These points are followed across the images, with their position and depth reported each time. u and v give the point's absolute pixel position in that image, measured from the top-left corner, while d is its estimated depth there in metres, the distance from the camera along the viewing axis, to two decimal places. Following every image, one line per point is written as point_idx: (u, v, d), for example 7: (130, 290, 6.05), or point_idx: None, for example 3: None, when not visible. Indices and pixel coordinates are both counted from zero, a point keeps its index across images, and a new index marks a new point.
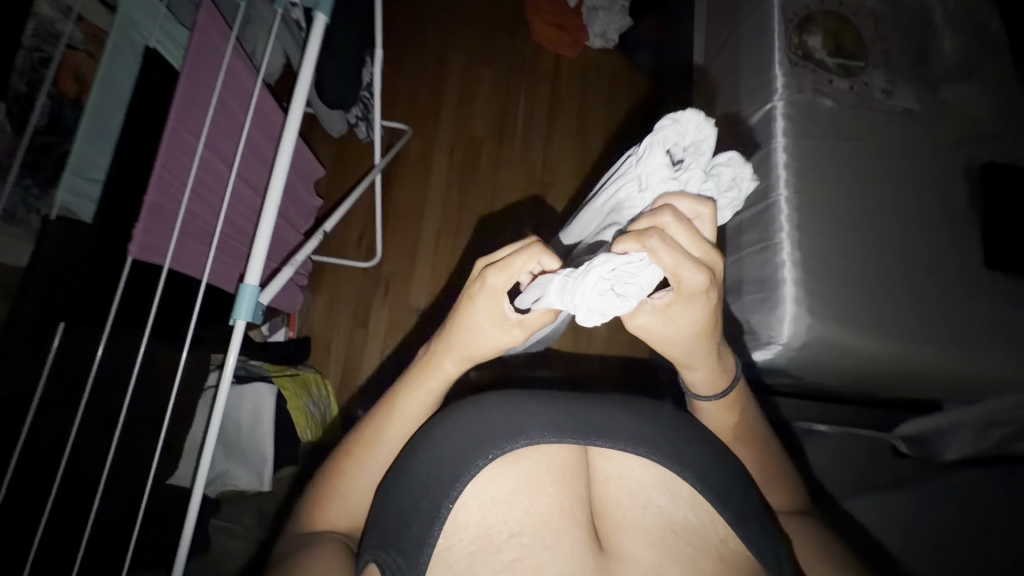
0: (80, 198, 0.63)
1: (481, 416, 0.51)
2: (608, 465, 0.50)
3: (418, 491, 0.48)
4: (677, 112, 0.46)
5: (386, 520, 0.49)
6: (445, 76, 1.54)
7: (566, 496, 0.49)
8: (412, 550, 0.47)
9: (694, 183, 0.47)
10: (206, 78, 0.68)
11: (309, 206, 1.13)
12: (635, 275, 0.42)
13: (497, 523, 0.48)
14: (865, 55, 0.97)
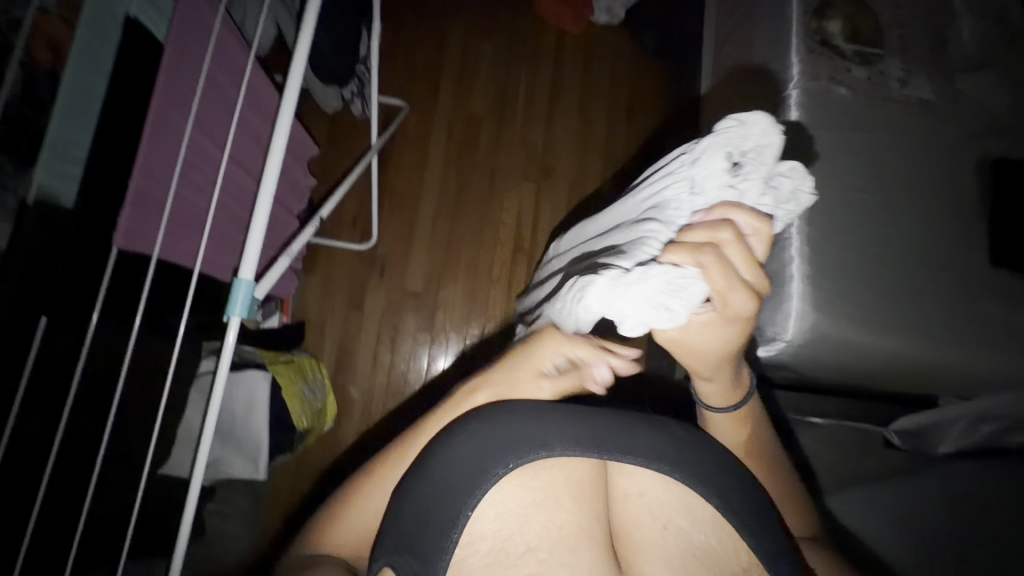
0: (60, 178, 0.58)
1: (502, 428, 0.52)
2: (628, 481, 0.53)
3: (438, 498, 0.51)
4: (745, 114, 0.45)
5: (402, 527, 0.51)
6: (443, 50, 1.47)
7: (583, 513, 0.52)
8: (429, 555, 0.49)
9: (753, 194, 0.47)
10: (194, 52, 0.63)
11: (303, 186, 1.08)
12: (687, 290, 0.43)
13: (515, 534, 0.51)
14: (883, 41, 0.94)
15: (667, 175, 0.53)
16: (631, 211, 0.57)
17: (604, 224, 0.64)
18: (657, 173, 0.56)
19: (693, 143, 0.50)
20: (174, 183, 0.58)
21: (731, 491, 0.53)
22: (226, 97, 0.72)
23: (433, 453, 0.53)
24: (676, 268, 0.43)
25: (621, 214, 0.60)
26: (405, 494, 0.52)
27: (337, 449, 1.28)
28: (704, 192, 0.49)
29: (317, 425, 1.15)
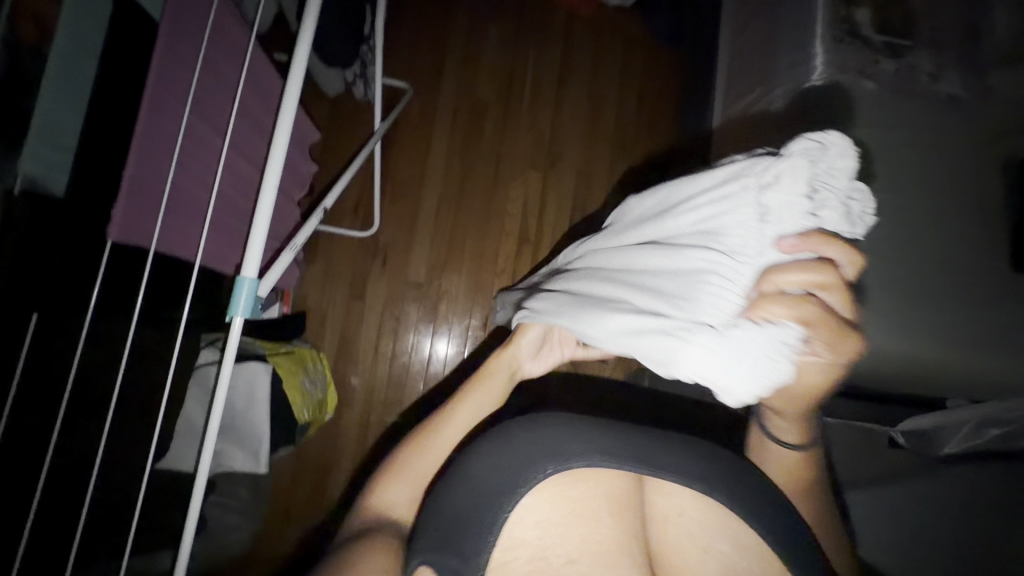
0: (48, 166, 0.53)
1: (541, 436, 0.56)
2: (668, 502, 0.55)
3: (477, 498, 0.53)
4: (823, 142, 0.49)
5: (440, 527, 0.52)
6: (450, 30, 1.42)
7: (623, 532, 0.54)
8: (469, 553, 0.50)
9: (832, 220, 0.50)
10: (192, 32, 0.59)
11: (305, 172, 1.04)
12: (790, 340, 0.47)
13: (554, 546, 0.53)
14: (912, 33, 0.90)
15: (722, 195, 0.52)
16: (673, 229, 0.56)
17: (624, 239, 0.61)
18: (702, 189, 0.55)
19: (760, 167, 0.51)
20: (171, 173, 0.54)
21: (777, 522, 0.54)
22: (225, 81, 0.69)
23: (474, 454, 0.56)
24: (782, 322, 0.47)
25: (652, 231, 0.58)
26: (447, 491, 0.55)
27: (339, 440, 1.26)
28: (774, 218, 0.50)
29: (318, 417, 1.13)
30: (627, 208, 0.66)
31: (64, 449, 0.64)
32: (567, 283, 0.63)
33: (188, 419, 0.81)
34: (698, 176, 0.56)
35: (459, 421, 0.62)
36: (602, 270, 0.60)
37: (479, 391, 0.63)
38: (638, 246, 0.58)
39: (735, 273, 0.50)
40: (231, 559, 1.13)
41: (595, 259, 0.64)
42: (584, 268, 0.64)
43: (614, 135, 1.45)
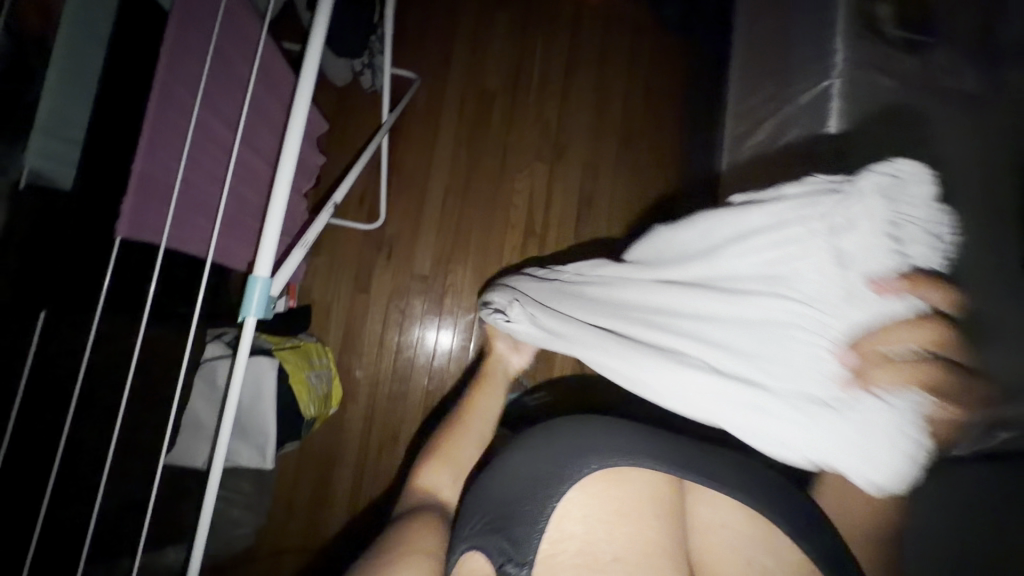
0: (56, 162, 0.51)
1: (589, 435, 0.60)
2: (712, 512, 0.57)
3: (520, 489, 0.58)
4: (887, 191, 0.59)
5: (489, 513, 0.58)
6: (458, 18, 1.39)
7: (669, 539, 0.56)
8: (519, 541, 0.55)
9: (914, 255, 0.59)
10: (202, 22, 0.58)
11: (312, 164, 1.03)
12: (901, 401, 0.55)
13: (601, 542, 0.55)
14: (934, 29, 0.88)
15: (793, 241, 0.59)
16: (742, 273, 0.60)
17: (674, 275, 0.64)
18: (764, 230, 0.60)
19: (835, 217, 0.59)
20: (183, 169, 0.53)
21: (814, 533, 0.57)
22: (235, 73, 0.67)
23: (521, 447, 0.62)
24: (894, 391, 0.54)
25: (713, 267, 0.62)
26: (494, 479, 0.60)
27: (344, 433, 1.26)
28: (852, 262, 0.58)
29: (324, 412, 1.12)
30: (660, 237, 0.69)
31: (73, 444, 0.64)
32: (623, 318, 0.63)
33: (193, 416, 0.80)
34: (754, 211, 0.62)
35: (469, 434, 0.73)
36: (661, 309, 0.62)
37: (478, 405, 0.76)
38: (699, 289, 0.61)
39: (826, 327, 0.56)
40: (236, 552, 1.13)
41: (638, 287, 0.65)
42: (626, 300, 0.65)
43: (623, 128, 1.43)
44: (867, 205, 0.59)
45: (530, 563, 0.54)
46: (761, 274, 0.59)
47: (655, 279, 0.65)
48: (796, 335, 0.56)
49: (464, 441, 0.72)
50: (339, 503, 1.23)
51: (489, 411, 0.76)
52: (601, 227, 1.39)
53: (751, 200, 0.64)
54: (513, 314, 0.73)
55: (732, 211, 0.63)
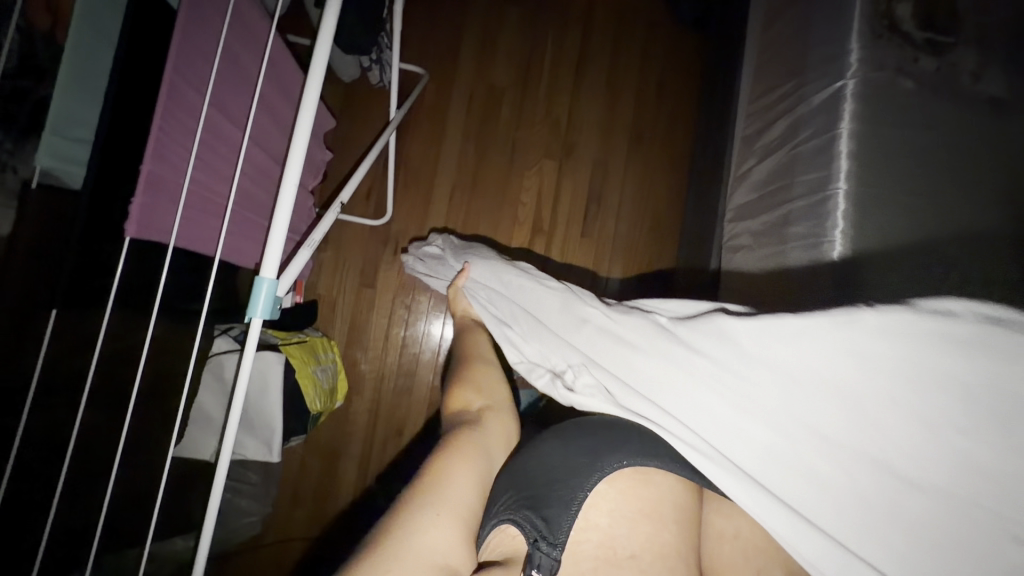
0: (64, 162, 0.52)
1: (614, 431, 0.60)
2: (725, 522, 0.56)
3: (555, 474, 0.57)
4: None
5: (521, 489, 0.56)
6: (467, 12, 1.37)
7: (682, 541, 0.54)
8: (553, 519, 0.53)
9: None
10: (211, 22, 0.58)
11: (319, 161, 1.03)
12: None
13: (622, 537, 0.54)
14: (956, 30, 0.86)
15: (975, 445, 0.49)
16: (907, 450, 0.51)
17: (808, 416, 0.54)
18: (941, 412, 0.50)
19: None
20: (189, 170, 0.53)
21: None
22: (243, 71, 0.67)
23: (549, 437, 0.61)
24: None
25: (860, 422, 0.52)
26: (524, 461, 0.60)
27: (350, 427, 1.27)
28: None
29: (329, 407, 1.13)
30: (793, 347, 0.55)
31: (85, 438, 0.65)
32: (746, 453, 0.55)
33: (203, 410, 0.81)
34: (941, 383, 0.50)
35: (478, 369, 0.73)
36: (784, 455, 0.54)
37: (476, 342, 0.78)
38: (837, 445, 0.53)
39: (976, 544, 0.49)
40: (241, 541, 1.14)
41: (781, 422, 0.54)
42: (736, 431, 0.56)
43: (632, 125, 1.41)
44: None
45: (563, 543, 0.52)
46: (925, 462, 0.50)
47: (779, 414, 0.55)
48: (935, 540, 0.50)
49: (474, 372, 0.73)
50: (343, 494, 1.25)
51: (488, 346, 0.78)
52: (608, 227, 1.38)
53: (962, 360, 0.50)
54: (580, 387, 0.63)
55: (913, 373, 0.51)
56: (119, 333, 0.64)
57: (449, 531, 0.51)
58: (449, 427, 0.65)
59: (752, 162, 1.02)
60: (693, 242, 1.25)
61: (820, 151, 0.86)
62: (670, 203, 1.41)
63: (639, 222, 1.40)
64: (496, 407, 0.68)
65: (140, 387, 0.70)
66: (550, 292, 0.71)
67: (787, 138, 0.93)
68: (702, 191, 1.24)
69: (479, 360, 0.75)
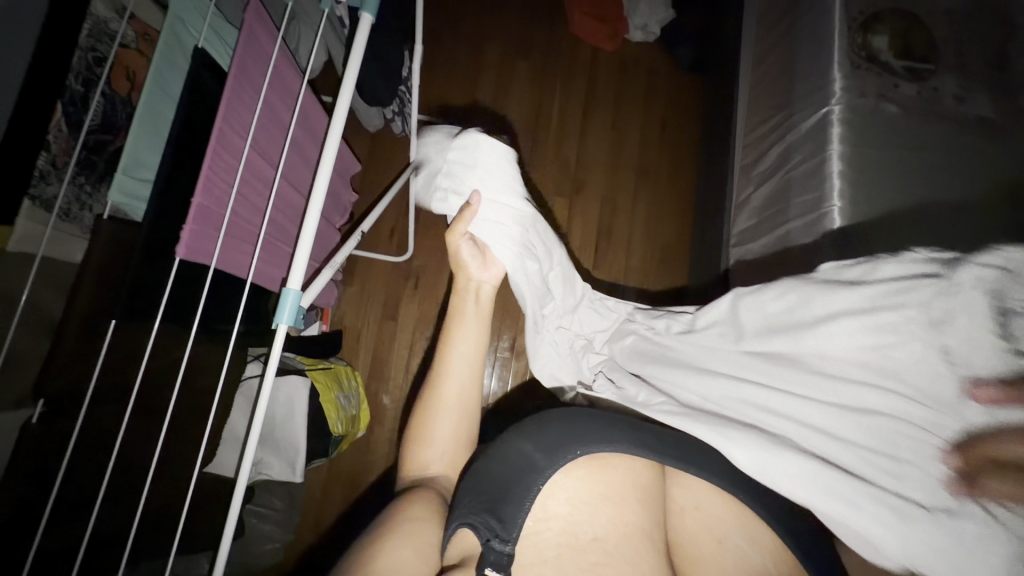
0: (130, 198, 0.65)
1: (571, 424, 0.58)
2: (686, 494, 0.57)
3: (514, 472, 0.56)
4: None
5: (479, 492, 0.56)
6: (480, 68, 1.51)
7: (647, 519, 0.56)
8: (507, 518, 0.53)
9: None
10: (252, 77, 0.69)
11: (345, 201, 1.14)
12: None
13: (583, 523, 0.55)
14: (934, 58, 0.91)
15: (887, 329, 0.51)
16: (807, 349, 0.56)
17: (760, 349, 0.59)
18: (840, 308, 0.54)
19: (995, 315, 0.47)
20: (231, 199, 0.62)
21: (791, 522, 0.55)
22: (279, 119, 0.79)
23: (512, 434, 0.60)
24: None
25: (772, 326, 0.59)
26: (482, 464, 0.58)
27: (370, 456, 1.30)
28: (961, 361, 0.48)
29: (351, 433, 1.17)
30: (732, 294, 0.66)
31: (131, 445, 0.70)
32: (690, 382, 0.62)
33: (230, 427, 0.92)
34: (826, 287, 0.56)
35: (458, 386, 0.64)
36: (736, 384, 0.59)
37: (457, 333, 0.66)
38: (754, 355, 0.59)
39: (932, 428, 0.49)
40: (265, 567, 1.18)
41: (717, 354, 0.63)
42: (711, 381, 0.60)
43: (638, 161, 1.50)
44: (978, 300, 0.47)
45: (515, 540, 0.52)
46: (871, 359, 0.52)
47: (731, 358, 0.61)
48: (898, 437, 0.50)
49: (437, 421, 0.64)
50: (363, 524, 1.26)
51: (462, 347, 0.66)
52: (619, 258, 1.44)
53: (861, 274, 0.56)
54: (597, 386, 0.71)
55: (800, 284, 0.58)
56: (165, 350, 0.71)
57: (415, 561, 0.53)
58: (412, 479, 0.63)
59: (751, 188, 1.07)
60: (702, 270, 1.27)
61: (813, 173, 0.90)
62: (677, 235, 1.46)
63: (649, 254, 1.45)
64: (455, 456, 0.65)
65: (178, 405, 0.76)
66: (600, 310, 0.79)
67: (782, 164, 0.97)
68: (709, 220, 1.27)
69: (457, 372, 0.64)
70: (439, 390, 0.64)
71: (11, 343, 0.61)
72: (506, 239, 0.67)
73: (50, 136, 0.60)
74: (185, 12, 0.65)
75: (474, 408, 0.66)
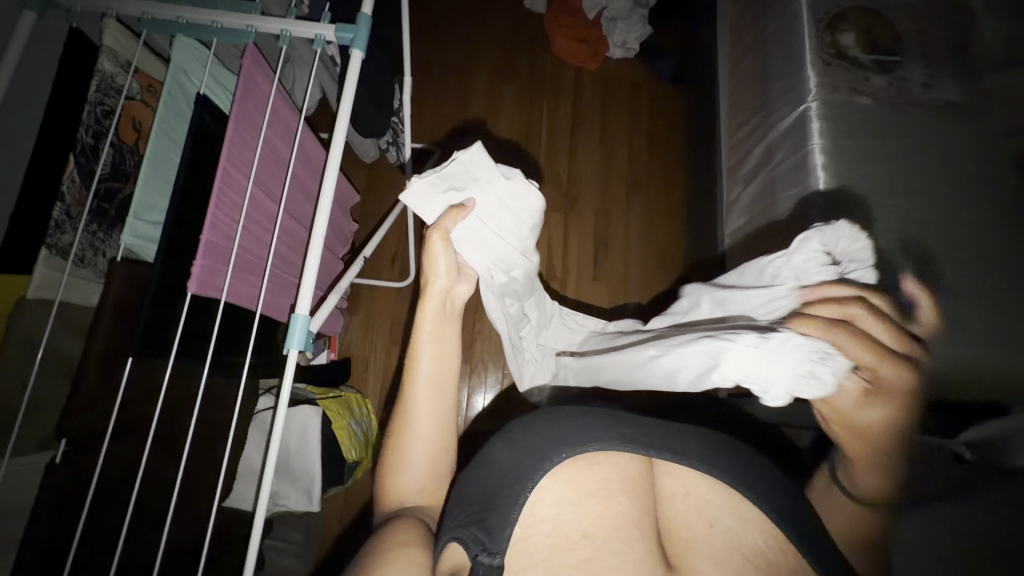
0: (141, 240, 0.68)
1: (556, 426, 0.57)
2: (676, 483, 0.56)
3: (500, 479, 0.55)
4: None
5: (467, 504, 0.55)
6: (469, 95, 1.57)
7: (635, 509, 0.54)
8: (493, 528, 0.51)
9: None
10: (253, 120, 0.73)
11: (346, 231, 1.17)
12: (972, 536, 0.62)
13: (571, 521, 0.54)
14: (900, 49, 0.94)
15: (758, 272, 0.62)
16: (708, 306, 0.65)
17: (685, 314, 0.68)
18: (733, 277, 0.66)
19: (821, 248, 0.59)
20: (238, 233, 0.65)
21: (781, 501, 0.55)
22: (280, 157, 0.83)
23: (497, 444, 0.59)
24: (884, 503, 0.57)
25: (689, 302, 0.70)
26: (473, 474, 0.58)
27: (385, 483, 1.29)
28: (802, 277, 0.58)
29: (365, 459, 1.18)
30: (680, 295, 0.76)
31: (152, 480, 0.71)
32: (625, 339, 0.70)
33: (246, 460, 0.93)
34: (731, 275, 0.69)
35: (421, 403, 0.61)
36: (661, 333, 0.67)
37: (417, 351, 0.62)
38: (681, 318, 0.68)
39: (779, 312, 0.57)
40: None
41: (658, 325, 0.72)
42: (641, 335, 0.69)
43: (628, 171, 1.53)
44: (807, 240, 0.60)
45: (503, 550, 0.50)
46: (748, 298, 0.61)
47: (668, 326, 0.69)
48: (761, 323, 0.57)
49: (411, 440, 0.60)
50: None
51: (424, 364, 0.62)
52: (618, 267, 1.46)
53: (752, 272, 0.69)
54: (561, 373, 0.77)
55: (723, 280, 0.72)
56: (183, 385, 0.73)
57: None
58: (391, 512, 0.59)
59: (740, 188, 1.10)
60: (700, 271, 1.29)
61: (797, 167, 0.93)
62: (674, 241, 1.48)
63: (647, 262, 1.47)
64: (431, 477, 0.61)
65: (196, 438, 0.77)
66: (569, 321, 0.86)
67: (767, 161, 1.00)
68: (702, 222, 1.29)
69: (421, 392, 0.61)
70: (409, 405, 0.61)
71: (33, 388, 0.63)
72: (487, 264, 0.69)
73: (64, 187, 0.64)
74: (185, 63, 0.69)
75: (450, 418, 0.63)
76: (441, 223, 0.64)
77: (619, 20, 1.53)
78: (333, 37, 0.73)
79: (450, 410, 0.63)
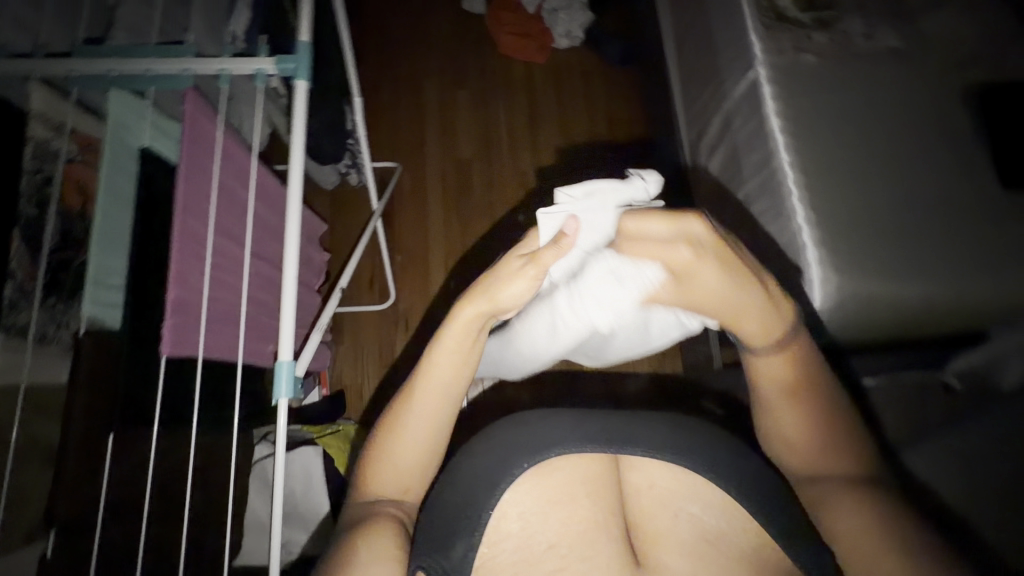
0: (105, 307, 0.64)
1: (520, 434, 0.58)
2: (638, 476, 0.56)
3: (468, 496, 0.55)
4: None
5: (432, 528, 0.54)
6: (422, 106, 1.55)
7: (599, 511, 0.55)
8: (455, 553, 0.52)
9: None
10: (205, 166, 0.71)
11: (319, 262, 1.15)
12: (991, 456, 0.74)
13: (536, 534, 0.54)
14: (835, 5, 0.96)
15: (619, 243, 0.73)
16: None
17: None
18: None
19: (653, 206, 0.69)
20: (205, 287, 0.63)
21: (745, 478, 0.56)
22: (239, 199, 0.80)
23: (463, 457, 0.59)
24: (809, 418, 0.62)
25: None
26: (441, 492, 0.58)
27: None
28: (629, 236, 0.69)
29: None
30: None
31: (155, 551, 0.69)
32: None
33: (252, 512, 0.89)
34: None
35: (418, 415, 0.58)
36: None
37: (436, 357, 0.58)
38: None
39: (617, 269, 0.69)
40: None
41: None
42: None
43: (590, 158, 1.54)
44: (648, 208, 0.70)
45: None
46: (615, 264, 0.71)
47: None
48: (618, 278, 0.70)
49: (403, 452, 0.58)
50: None
51: (446, 365, 0.58)
52: None
53: None
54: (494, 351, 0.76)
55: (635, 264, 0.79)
56: (171, 448, 0.70)
57: None
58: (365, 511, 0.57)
59: (704, 159, 1.11)
60: None
61: (755, 132, 0.93)
62: None
63: None
64: (413, 484, 0.59)
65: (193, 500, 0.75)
66: None
67: (727, 130, 1.01)
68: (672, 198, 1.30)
69: (427, 400, 0.58)
70: (404, 414, 0.58)
71: (12, 478, 0.60)
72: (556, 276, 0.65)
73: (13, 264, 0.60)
74: (125, 117, 0.67)
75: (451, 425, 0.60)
76: (542, 256, 0.58)
77: (560, 10, 1.55)
78: (274, 71, 0.71)
79: (450, 422, 0.60)
